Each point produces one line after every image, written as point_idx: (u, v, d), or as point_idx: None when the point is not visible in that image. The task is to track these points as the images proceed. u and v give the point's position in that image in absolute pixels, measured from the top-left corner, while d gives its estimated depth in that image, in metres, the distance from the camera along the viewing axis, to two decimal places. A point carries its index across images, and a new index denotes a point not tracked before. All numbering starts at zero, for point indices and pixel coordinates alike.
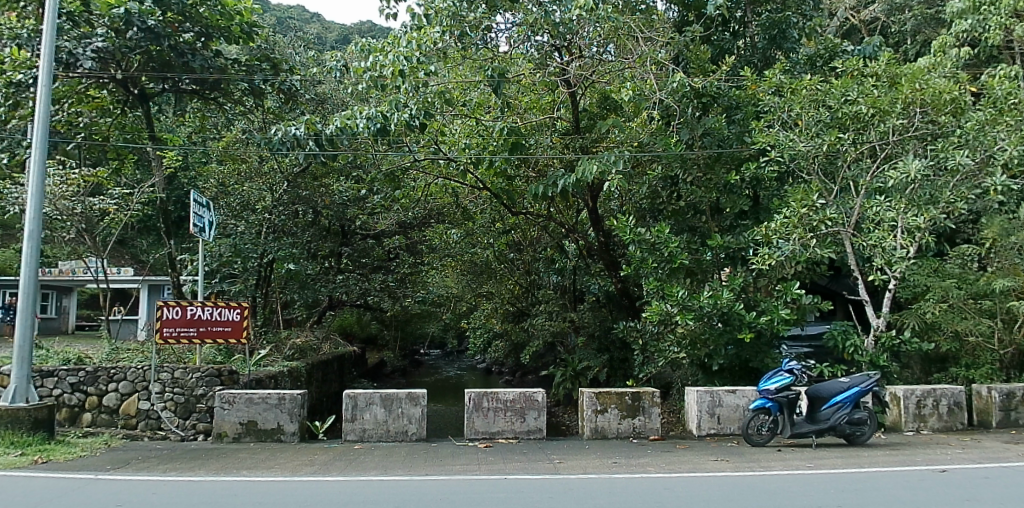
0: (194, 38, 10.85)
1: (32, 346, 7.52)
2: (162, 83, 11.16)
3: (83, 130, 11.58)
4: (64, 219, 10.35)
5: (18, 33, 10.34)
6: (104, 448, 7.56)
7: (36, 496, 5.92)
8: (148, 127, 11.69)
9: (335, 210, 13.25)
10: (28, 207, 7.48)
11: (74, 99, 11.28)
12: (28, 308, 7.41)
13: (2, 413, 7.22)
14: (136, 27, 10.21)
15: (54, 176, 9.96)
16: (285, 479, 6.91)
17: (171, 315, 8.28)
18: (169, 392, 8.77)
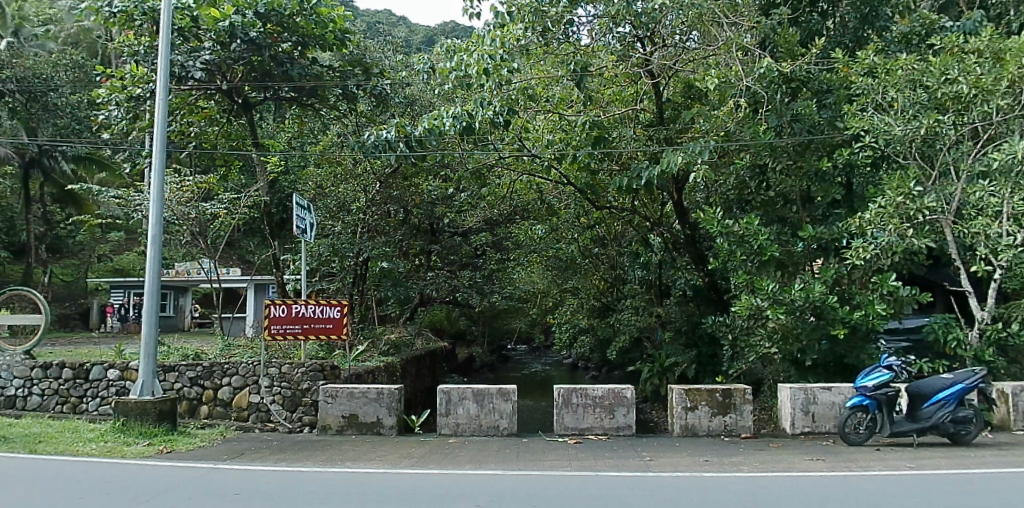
0: (292, 47, 11.23)
1: (157, 344, 7.95)
2: (264, 91, 11.73)
3: (194, 138, 12.19)
4: (180, 223, 11.08)
5: (136, 50, 10.99)
6: (221, 439, 8.04)
7: (163, 484, 6.41)
8: (252, 134, 12.15)
9: (425, 209, 13.49)
10: (150, 213, 7.89)
11: (185, 110, 11.90)
12: (151, 308, 7.86)
13: (132, 406, 7.79)
14: (240, 39, 10.63)
15: (170, 184, 10.60)
16: (382, 471, 7.15)
17: (278, 313, 8.67)
18: (277, 386, 9.06)
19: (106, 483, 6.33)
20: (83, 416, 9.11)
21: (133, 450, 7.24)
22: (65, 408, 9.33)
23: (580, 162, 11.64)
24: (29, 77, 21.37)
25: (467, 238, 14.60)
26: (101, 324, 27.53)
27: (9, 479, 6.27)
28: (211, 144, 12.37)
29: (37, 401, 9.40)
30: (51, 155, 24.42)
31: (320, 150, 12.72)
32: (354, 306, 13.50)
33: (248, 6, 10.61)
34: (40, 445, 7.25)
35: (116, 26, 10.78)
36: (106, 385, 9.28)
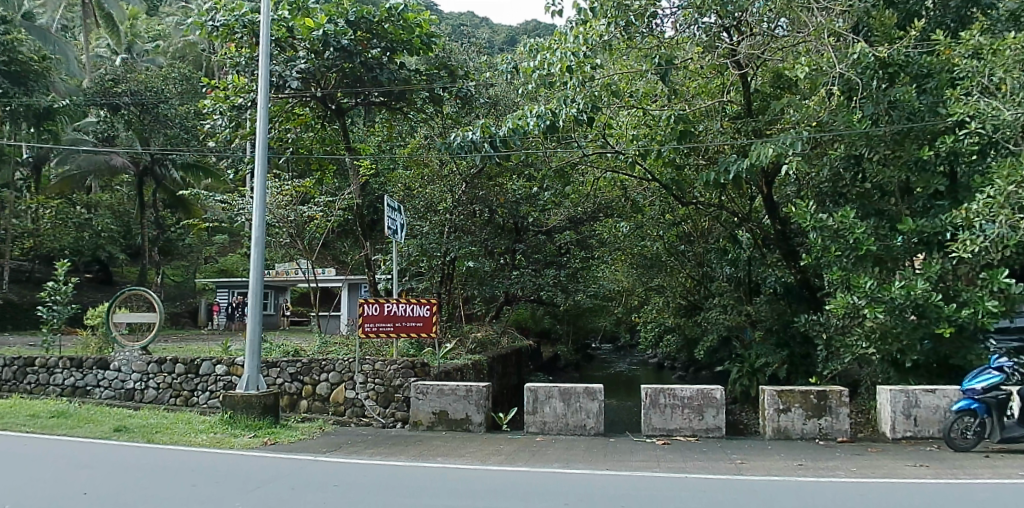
0: (381, 53, 11.49)
1: (260, 341, 8.30)
2: (355, 97, 12.10)
3: (291, 145, 12.79)
4: (280, 226, 11.68)
5: (238, 61, 11.65)
6: (319, 433, 8.37)
7: (269, 474, 6.73)
8: (345, 138, 12.66)
9: (510, 208, 13.64)
10: (253, 216, 8.28)
11: (282, 117, 12.38)
12: (256, 308, 8.24)
13: (239, 399, 8.20)
14: (333, 47, 10.96)
15: (272, 189, 11.33)
16: (471, 468, 7.26)
17: (371, 311, 8.94)
18: (371, 382, 9.35)
19: (215, 473, 6.72)
20: (194, 408, 9.68)
21: (240, 441, 7.64)
22: (177, 400, 9.93)
23: (665, 158, 11.55)
24: (143, 91, 23.78)
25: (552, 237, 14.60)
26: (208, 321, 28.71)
27: (131, 466, 6.76)
28: (307, 150, 12.98)
29: (153, 394, 10.06)
30: (163, 165, 26.23)
31: (409, 152, 13.21)
32: (442, 305, 13.75)
33: (340, 15, 11.08)
34: (158, 434, 7.76)
35: (218, 40, 11.32)
36: (215, 380, 9.84)
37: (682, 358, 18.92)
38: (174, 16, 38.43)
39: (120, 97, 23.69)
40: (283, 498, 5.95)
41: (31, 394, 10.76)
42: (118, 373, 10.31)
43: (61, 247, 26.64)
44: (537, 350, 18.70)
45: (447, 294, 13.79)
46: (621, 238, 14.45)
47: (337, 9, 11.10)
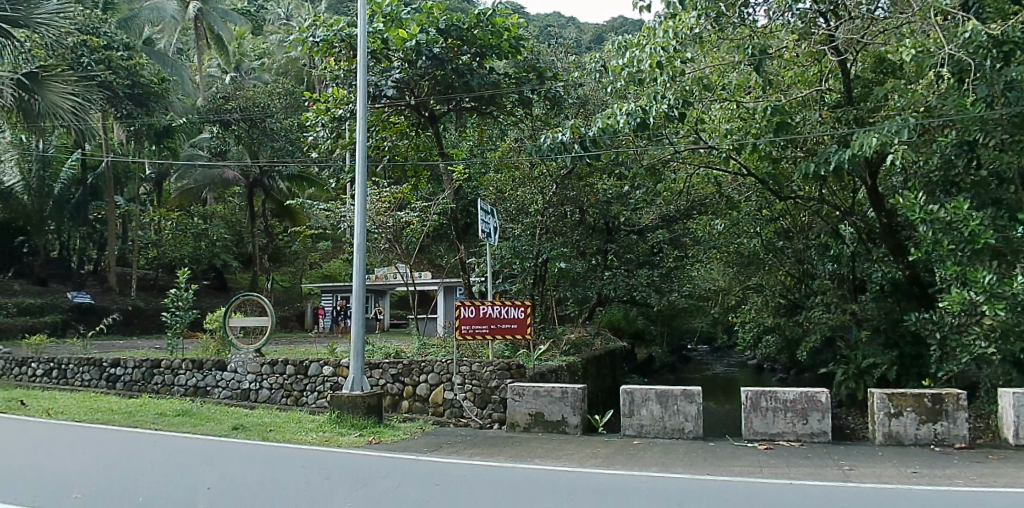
0: (471, 59, 11.64)
1: (364, 343, 8.58)
2: (446, 103, 12.37)
3: (387, 152, 13.10)
4: (380, 231, 12.11)
5: (337, 75, 12.08)
6: (420, 433, 8.57)
7: (373, 472, 6.95)
8: (438, 145, 12.91)
9: (601, 208, 13.65)
10: (355, 224, 8.59)
11: (379, 126, 12.80)
12: (360, 312, 8.51)
13: (345, 399, 8.52)
14: (425, 56, 11.27)
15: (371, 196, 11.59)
16: (568, 470, 7.25)
17: (467, 313, 9.04)
18: (468, 383, 9.50)
19: (323, 469, 7.00)
20: (303, 407, 10.13)
21: (346, 440, 7.93)
22: (289, 400, 10.43)
23: (761, 151, 11.11)
24: (251, 107, 25.49)
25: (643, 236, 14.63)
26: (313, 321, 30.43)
27: (248, 461, 7.15)
28: (402, 156, 13.32)
29: (266, 394, 10.60)
30: (269, 175, 27.77)
31: (500, 156, 13.40)
32: (536, 306, 13.81)
33: (431, 24, 11.26)
34: (272, 432, 8.18)
35: (319, 55, 11.82)
36: (322, 380, 10.25)
37: (782, 359, 18.20)
38: (276, 34, 40.74)
39: (230, 113, 25.42)
40: (385, 496, 6.12)
41: (159, 394, 11.59)
42: (234, 374, 10.93)
43: (182, 257, 28.11)
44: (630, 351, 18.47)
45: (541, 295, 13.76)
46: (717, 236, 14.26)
47: (428, 18, 11.30)
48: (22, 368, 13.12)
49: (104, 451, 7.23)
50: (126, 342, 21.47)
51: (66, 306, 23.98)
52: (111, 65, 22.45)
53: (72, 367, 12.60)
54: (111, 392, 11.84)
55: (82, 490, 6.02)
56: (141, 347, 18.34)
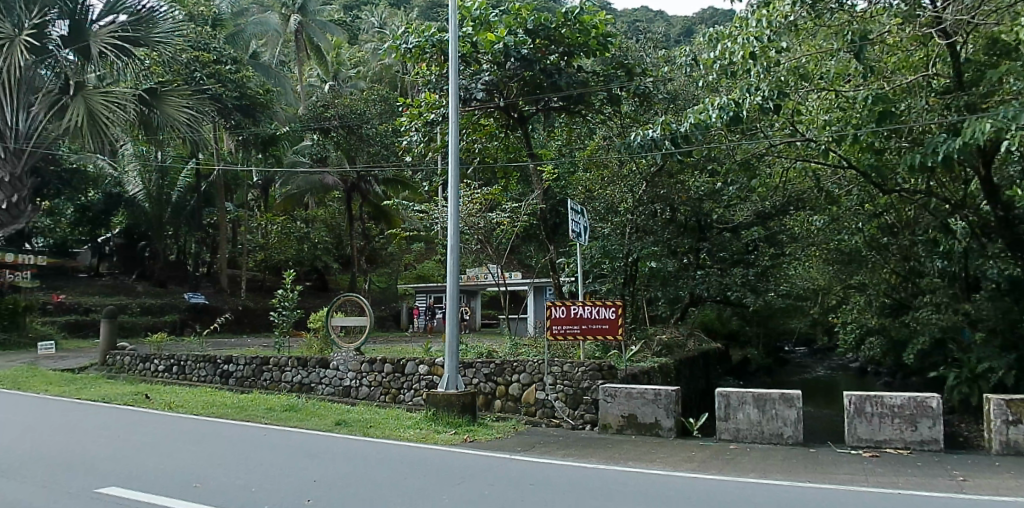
0: (559, 59, 11.87)
1: (458, 343, 8.72)
2: (535, 104, 12.50)
3: (478, 154, 13.59)
4: (472, 232, 12.51)
5: (429, 79, 12.52)
6: (514, 432, 8.65)
7: (469, 469, 7.06)
8: (528, 145, 13.08)
9: (693, 205, 13.40)
10: (448, 225, 8.74)
11: (469, 129, 13.11)
12: (454, 315, 8.68)
13: (441, 397, 8.71)
14: (514, 58, 11.58)
15: (464, 199, 12.15)
16: (664, 474, 7.13)
17: (558, 314, 9.07)
18: (560, 384, 9.51)
19: (422, 466, 7.12)
20: (401, 405, 10.47)
21: (442, 438, 8.10)
22: (387, 397, 10.80)
23: (862, 142, 10.55)
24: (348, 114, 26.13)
25: (738, 234, 14.22)
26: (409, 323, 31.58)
27: (350, 456, 7.37)
28: (492, 159, 13.71)
29: (366, 391, 11.01)
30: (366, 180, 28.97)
31: (589, 155, 13.54)
32: (626, 306, 13.70)
33: (519, 25, 11.42)
34: (372, 428, 8.47)
35: (411, 61, 12.33)
36: (418, 379, 10.55)
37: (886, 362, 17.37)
38: (370, 42, 42.19)
39: (330, 121, 26.36)
40: (481, 494, 6.18)
41: (268, 390, 12.27)
42: (337, 371, 11.45)
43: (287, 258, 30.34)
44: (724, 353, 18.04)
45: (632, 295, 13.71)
46: (816, 233, 13.86)
47: (517, 19, 11.42)
48: (146, 364, 14.14)
49: (219, 444, 7.64)
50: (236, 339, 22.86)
51: (182, 306, 25.76)
52: (220, 79, 24.61)
53: (190, 364, 13.47)
54: (225, 388, 12.61)
55: (201, 479, 6.32)
56: (251, 345, 19.49)
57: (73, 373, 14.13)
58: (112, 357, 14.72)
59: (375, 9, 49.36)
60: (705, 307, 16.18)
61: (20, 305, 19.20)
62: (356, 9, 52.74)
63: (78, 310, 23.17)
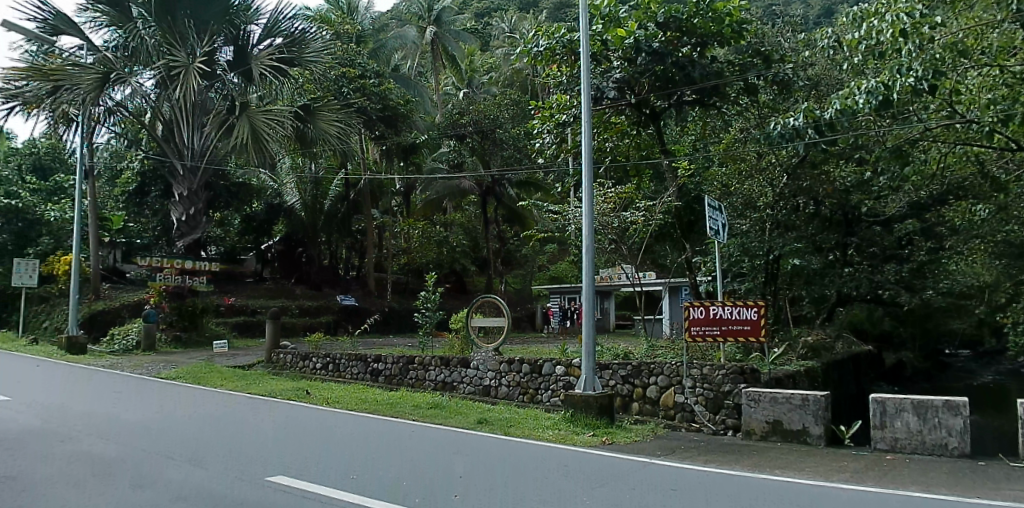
0: (691, 49, 13.55)
1: (595, 347, 9.11)
2: (667, 98, 14.26)
3: (609, 152, 15.52)
4: (606, 232, 14.38)
5: (560, 81, 14.64)
6: (652, 436, 9.08)
7: (612, 472, 7.06)
8: (659, 141, 15.04)
9: (838, 197, 12.91)
10: (584, 226, 9.13)
11: (602, 129, 15.18)
12: (590, 322, 8.90)
13: (578, 399, 9.32)
14: (645, 52, 13.25)
15: (598, 197, 14.10)
16: (814, 484, 6.79)
17: (697, 315, 9.82)
18: (699, 387, 10.06)
19: (564, 469, 7.14)
20: (540, 404, 11.63)
21: (581, 440, 8.41)
22: (525, 397, 11.99)
23: None
24: (483, 120, 28.52)
25: (888, 228, 13.39)
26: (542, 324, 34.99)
27: (494, 456, 7.57)
28: (624, 157, 15.85)
29: (505, 390, 12.28)
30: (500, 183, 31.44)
31: (725, 148, 13.90)
32: (768, 307, 13.59)
33: (649, 20, 13.23)
34: (513, 427, 9.03)
35: (543, 62, 14.60)
36: (556, 379, 11.67)
37: None
38: (501, 49, 44.31)
39: (465, 127, 28.88)
40: (624, 496, 6.10)
41: (414, 388, 13.72)
42: (477, 370, 12.78)
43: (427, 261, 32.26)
44: (880, 357, 17.16)
45: (772, 295, 13.66)
46: (980, 223, 12.83)
47: (647, 15, 13.23)
48: (306, 361, 15.78)
49: (372, 441, 8.12)
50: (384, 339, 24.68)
51: (335, 309, 28.00)
52: (365, 92, 27.28)
53: (343, 362, 15.05)
54: (375, 384, 14.14)
55: (356, 472, 6.67)
56: (398, 344, 20.96)
57: (244, 369, 15.88)
58: (275, 354, 16.51)
59: (506, 15, 50.86)
60: (855, 309, 15.50)
61: (198, 306, 21.76)
62: (486, 15, 54.96)
63: (246, 312, 25.36)
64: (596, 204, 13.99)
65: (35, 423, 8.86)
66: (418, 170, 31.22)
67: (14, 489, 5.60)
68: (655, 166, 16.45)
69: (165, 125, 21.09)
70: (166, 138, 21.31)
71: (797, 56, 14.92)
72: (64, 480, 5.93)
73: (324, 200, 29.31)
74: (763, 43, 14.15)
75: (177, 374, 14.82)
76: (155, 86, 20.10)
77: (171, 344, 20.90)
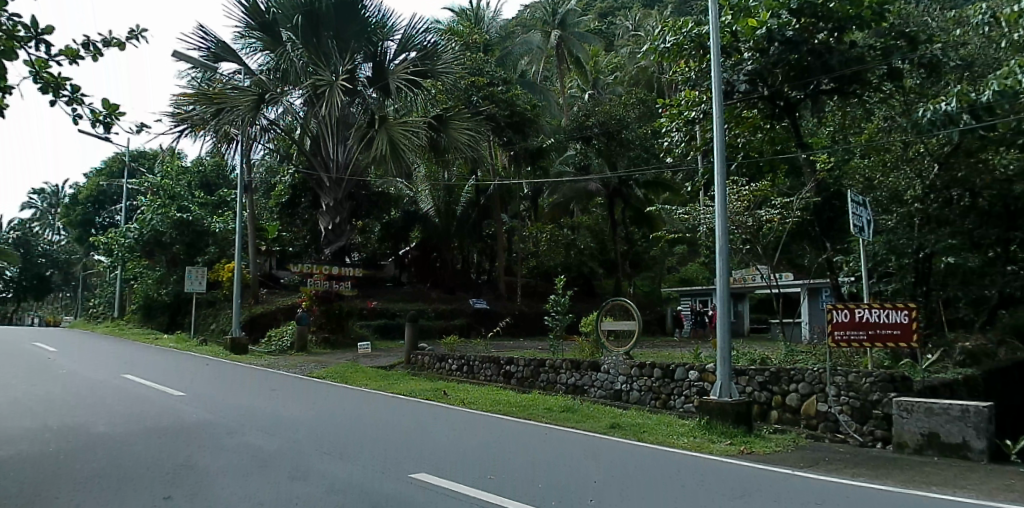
0: (828, 35, 12.99)
1: (730, 349, 9.39)
2: (803, 88, 13.49)
3: (741, 148, 15.16)
4: (738, 232, 14.03)
5: (689, 76, 14.62)
6: (794, 447, 8.92)
7: (750, 482, 6.88)
8: (796, 134, 14.27)
9: (999, 188, 11.97)
10: (717, 229, 9.74)
11: (733, 123, 14.70)
12: (725, 326, 9.36)
13: (713, 406, 9.57)
14: (778, 41, 12.99)
15: (731, 196, 13.93)
16: (976, 503, 6.23)
17: (840, 318, 9.37)
18: (844, 396, 9.53)
19: (698, 477, 7.03)
20: (673, 410, 11.54)
21: (718, 447, 8.60)
22: (658, 402, 11.95)
23: None
24: (609, 122, 29.22)
25: None
26: (673, 329, 34.71)
27: (627, 463, 7.64)
28: (757, 152, 15.27)
29: (637, 395, 12.27)
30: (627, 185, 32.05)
31: (868, 139, 13.74)
32: (919, 309, 12.68)
33: (783, 7, 12.74)
34: (645, 433, 9.49)
35: (671, 59, 14.44)
36: (688, 385, 11.57)
37: None
38: (625, 48, 44.21)
39: (592, 129, 29.76)
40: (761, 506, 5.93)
41: (545, 390, 14.04)
42: (608, 374, 12.92)
43: (555, 264, 32.66)
44: None
45: (924, 296, 12.74)
46: None
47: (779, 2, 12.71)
48: (441, 363, 16.63)
49: (511, 443, 8.48)
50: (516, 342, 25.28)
51: (469, 312, 29.16)
52: (494, 99, 28.05)
53: (477, 364, 15.69)
54: (509, 386, 14.60)
55: (494, 472, 7.01)
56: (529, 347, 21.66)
57: (386, 369, 17.09)
58: (414, 355, 17.55)
59: (629, 13, 50.73)
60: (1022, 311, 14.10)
61: (343, 310, 23.61)
62: (609, 15, 54.87)
63: (387, 315, 27.05)
64: (730, 203, 13.80)
65: (206, 418, 10.05)
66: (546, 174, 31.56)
67: (190, 478, 6.45)
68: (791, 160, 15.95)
69: (312, 140, 23.33)
70: (314, 151, 23.64)
71: (948, 35, 13.76)
72: (233, 471, 6.75)
73: (457, 205, 31.04)
74: (908, 25, 13.31)
75: (326, 373, 16.11)
76: (303, 104, 22.16)
77: (322, 345, 22.81)
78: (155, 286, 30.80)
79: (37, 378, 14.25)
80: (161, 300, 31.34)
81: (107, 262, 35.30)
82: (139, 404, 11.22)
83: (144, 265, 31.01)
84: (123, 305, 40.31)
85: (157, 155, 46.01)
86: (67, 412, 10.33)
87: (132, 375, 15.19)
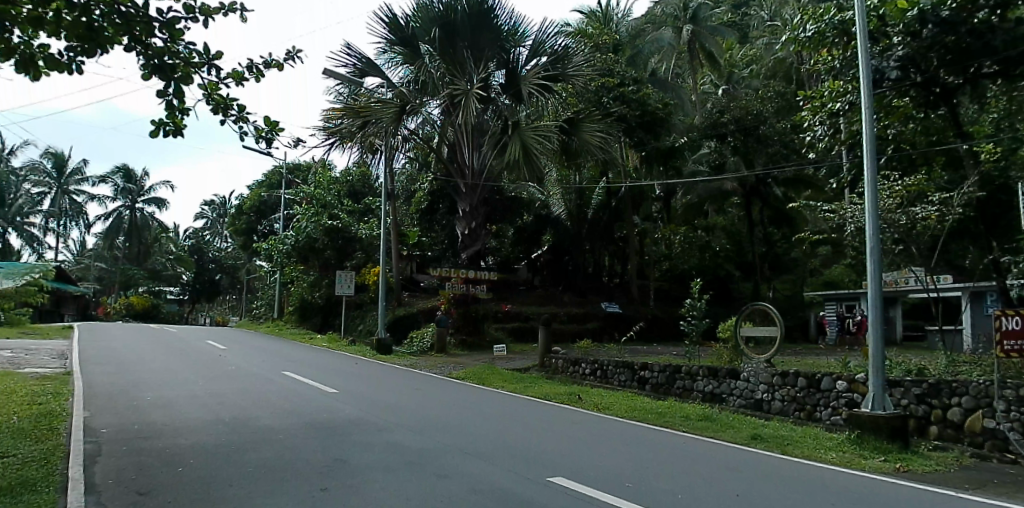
0: (989, 14, 11.96)
1: (883, 358, 9.18)
2: (961, 73, 12.54)
3: (893, 137, 14.23)
4: (892, 230, 13.08)
5: (833, 65, 13.84)
6: (957, 466, 8.35)
7: (904, 502, 6.58)
8: (954, 122, 13.30)
9: None
10: (867, 228, 9.37)
11: (883, 113, 13.72)
12: (876, 334, 9.15)
13: (867, 419, 9.23)
14: (932, 22, 12.19)
15: (883, 191, 13.19)
16: None
17: (1011, 326, 8.64)
18: (1015, 412, 8.72)
19: (851, 496, 6.77)
20: (819, 423, 11.07)
21: (871, 464, 8.28)
22: (802, 414, 11.51)
23: None
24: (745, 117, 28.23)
25: None
26: (817, 336, 32.91)
27: (773, 478, 7.50)
28: (909, 143, 14.46)
29: (780, 406, 11.90)
30: (765, 183, 31.03)
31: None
32: None
33: None
34: (790, 446, 9.31)
35: (812, 48, 13.80)
36: (836, 396, 10.98)
37: None
38: (761, 39, 42.39)
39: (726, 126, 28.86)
40: None
41: (682, 397, 13.98)
42: (747, 383, 12.59)
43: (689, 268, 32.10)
44: None
45: None
46: None
47: None
48: (575, 367, 17.02)
49: (647, 452, 8.64)
50: (651, 348, 25.08)
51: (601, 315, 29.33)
52: (625, 99, 27.93)
53: (610, 369, 15.89)
54: (644, 393, 14.66)
55: (633, 480, 7.21)
56: (663, 352, 21.53)
57: (521, 372, 17.79)
58: (548, 359, 18.04)
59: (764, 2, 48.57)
60: None
61: (480, 313, 24.91)
62: (743, 6, 52.81)
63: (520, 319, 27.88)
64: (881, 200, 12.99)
65: (357, 415, 11.10)
66: (678, 173, 31.50)
67: (344, 471, 7.28)
68: (950, 150, 14.92)
69: (449, 147, 24.67)
70: (451, 159, 24.80)
71: None
72: (383, 467, 7.52)
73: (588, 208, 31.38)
74: None
75: (465, 375, 16.99)
76: (440, 114, 23.51)
77: (460, 347, 24.04)
78: (309, 290, 33.76)
79: (212, 373, 16.27)
80: (315, 302, 34.26)
81: (268, 267, 39.09)
82: (298, 401, 12.54)
83: (300, 270, 34.06)
84: (281, 307, 44.41)
85: (310, 167, 50.38)
86: (237, 407, 11.76)
87: (290, 372, 16.90)
